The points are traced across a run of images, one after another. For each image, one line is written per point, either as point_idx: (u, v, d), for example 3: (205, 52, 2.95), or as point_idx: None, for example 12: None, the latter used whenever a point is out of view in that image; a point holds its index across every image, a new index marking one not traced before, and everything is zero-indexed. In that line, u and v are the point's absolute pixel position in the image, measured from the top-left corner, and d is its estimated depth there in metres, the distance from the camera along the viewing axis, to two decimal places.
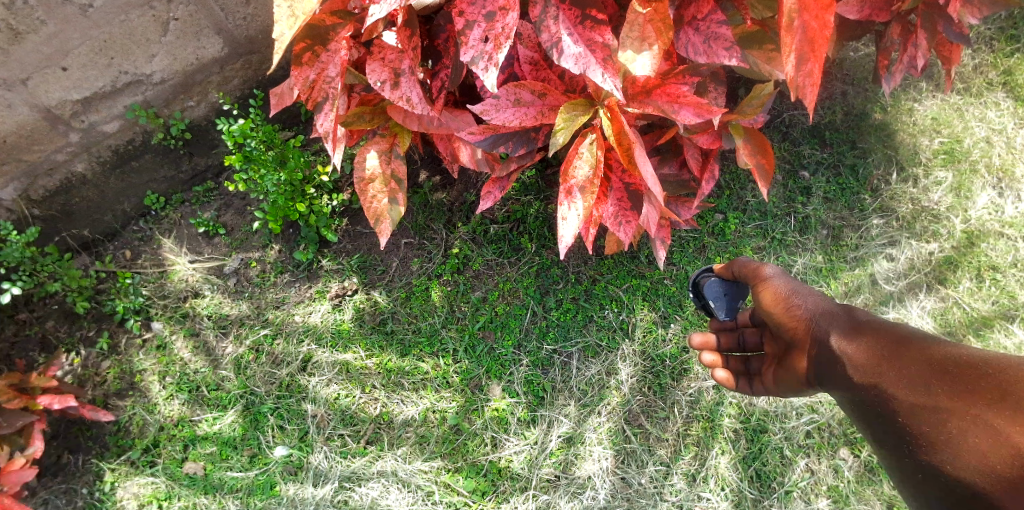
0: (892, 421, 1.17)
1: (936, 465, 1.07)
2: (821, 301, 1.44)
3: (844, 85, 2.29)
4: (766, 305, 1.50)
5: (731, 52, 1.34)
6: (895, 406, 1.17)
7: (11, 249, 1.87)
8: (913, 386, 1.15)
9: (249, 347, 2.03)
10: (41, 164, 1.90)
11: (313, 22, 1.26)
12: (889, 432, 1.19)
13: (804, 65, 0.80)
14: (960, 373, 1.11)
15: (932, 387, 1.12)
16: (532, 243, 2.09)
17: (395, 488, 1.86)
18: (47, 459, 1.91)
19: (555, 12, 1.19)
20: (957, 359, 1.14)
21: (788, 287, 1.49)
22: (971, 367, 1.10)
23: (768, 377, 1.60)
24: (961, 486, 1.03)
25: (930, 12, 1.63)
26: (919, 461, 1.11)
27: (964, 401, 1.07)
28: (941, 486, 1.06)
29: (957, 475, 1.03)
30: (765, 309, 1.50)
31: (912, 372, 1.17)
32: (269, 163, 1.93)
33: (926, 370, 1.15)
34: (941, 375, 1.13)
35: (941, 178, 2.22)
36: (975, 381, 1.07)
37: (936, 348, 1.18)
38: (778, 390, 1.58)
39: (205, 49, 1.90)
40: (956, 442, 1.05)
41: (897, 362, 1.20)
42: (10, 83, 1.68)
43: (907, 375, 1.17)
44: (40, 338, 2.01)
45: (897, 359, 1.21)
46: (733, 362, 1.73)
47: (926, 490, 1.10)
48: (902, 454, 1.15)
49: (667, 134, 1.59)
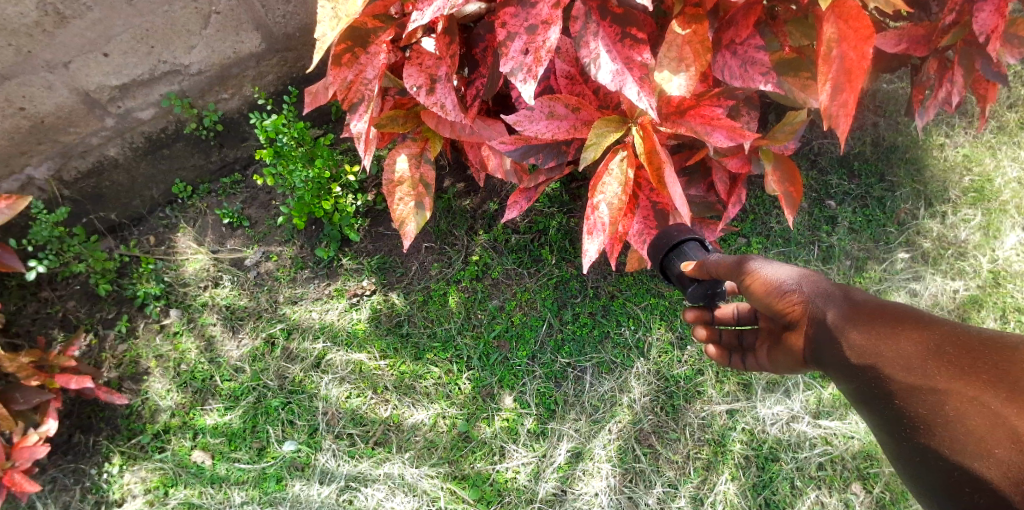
0: (887, 404, 1.04)
1: (932, 449, 0.95)
2: (808, 277, 1.25)
3: (876, 117, 2.28)
4: (750, 292, 1.27)
5: (767, 77, 1.35)
6: (891, 386, 1.04)
7: (40, 227, 1.92)
8: (910, 367, 1.02)
9: (265, 340, 2.04)
10: (76, 146, 1.94)
11: (355, 24, 1.28)
12: (886, 418, 1.04)
13: (841, 94, 1.15)
14: (959, 355, 1.00)
15: (929, 367, 1.00)
16: (552, 255, 2.09)
17: (400, 492, 1.86)
18: (58, 437, 1.93)
19: (596, 28, 1.18)
20: (956, 338, 1.03)
21: (771, 266, 1.26)
22: (971, 349, 1.00)
23: (763, 354, 1.50)
24: (958, 473, 0.91)
25: (969, 49, 1.60)
26: (916, 447, 0.98)
27: (963, 382, 0.95)
28: (937, 474, 0.94)
29: (954, 460, 0.92)
30: (750, 296, 1.28)
31: (907, 351, 1.04)
32: (299, 159, 1.96)
33: (925, 350, 1.03)
34: (937, 355, 1.01)
35: (970, 216, 2.19)
36: (977, 363, 0.97)
37: (935, 326, 1.07)
38: (773, 366, 1.47)
39: (243, 44, 1.93)
40: (954, 426, 0.93)
41: (891, 340, 1.08)
42: (53, 66, 1.72)
43: (902, 354, 1.04)
44: (61, 316, 2.04)
45: (891, 337, 1.08)
46: (727, 336, 1.64)
47: (923, 479, 0.98)
48: (897, 438, 1.02)
49: (697, 155, 1.60)
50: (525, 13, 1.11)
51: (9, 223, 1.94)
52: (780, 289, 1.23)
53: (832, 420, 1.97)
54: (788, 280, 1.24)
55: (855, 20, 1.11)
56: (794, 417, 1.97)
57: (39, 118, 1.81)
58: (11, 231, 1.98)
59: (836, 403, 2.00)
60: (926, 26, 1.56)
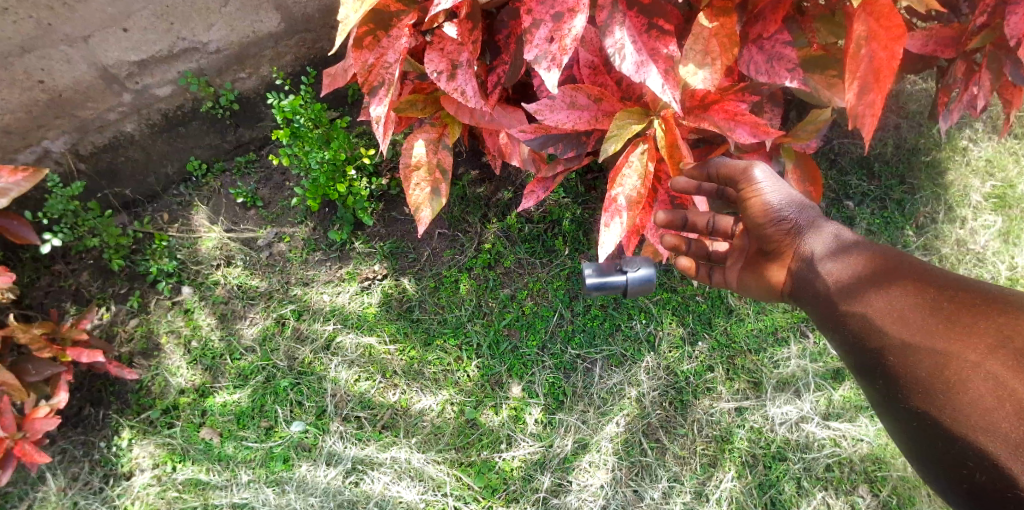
0: (882, 358, 1.17)
1: (931, 414, 1.07)
2: (806, 212, 1.36)
3: (898, 118, 2.24)
4: (751, 214, 1.36)
5: (794, 74, 1.32)
6: (887, 345, 1.16)
7: (55, 200, 1.92)
8: (907, 323, 1.14)
9: (276, 320, 2.05)
10: (92, 121, 1.94)
11: (378, 7, 1.28)
12: (879, 373, 1.18)
13: (868, 94, 1.14)
14: (956, 312, 1.12)
15: (927, 326, 1.12)
16: (566, 246, 2.09)
17: (407, 476, 1.87)
18: (69, 409, 1.95)
19: (622, 18, 1.16)
20: (951, 297, 1.14)
21: (777, 194, 1.35)
22: (967, 306, 1.12)
23: (734, 274, 1.54)
24: (961, 439, 1.02)
25: (998, 52, 1.57)
26: (913, 409, 1.11)
27: (963, 344, 1.07)
28: (936, 438, 1.07)
29: (955, 426, 1.03)
30: (747, 216, 1.37)
31: (904, 307, 1.16)
32: (315, 141, 1.96)
33: (920, 308, 1.15)
34: (935, 312, 1.13)
35: (990, 222, 2.17)
36: (975, 324, 1.08)
37: (929, 281, 1.19)
38: (743, 292, 1.54)
39: (262, 23, 1.92)
40: (954, 390, 1.05)
41: (888, 294, 1.19)
42: (73, 40, 1.71)
43: (899, 310, 1.16)
44: (73, 289, 2.05)
45: (889, 290, 1.20)
46: (696, 247, 1.55)
47: (917, 436, 1.11)
48: (893, 396, 1.16)
49: (717, 150, 1.58)
50: (551, 1, 1.09)
51: (25, 195, 1.95)
52: (779, 217, 1.34)
53: (842, 422, 1.96)
54: (789, 215, 1.34)
55: (887, 19, 1.08)
56: (804, 418, 1.96)
57: (58, 92, 1.81)
58: (27, 203, 1.99)
59: (847, 405, 1.99)
60: (956, 28, 1.52)
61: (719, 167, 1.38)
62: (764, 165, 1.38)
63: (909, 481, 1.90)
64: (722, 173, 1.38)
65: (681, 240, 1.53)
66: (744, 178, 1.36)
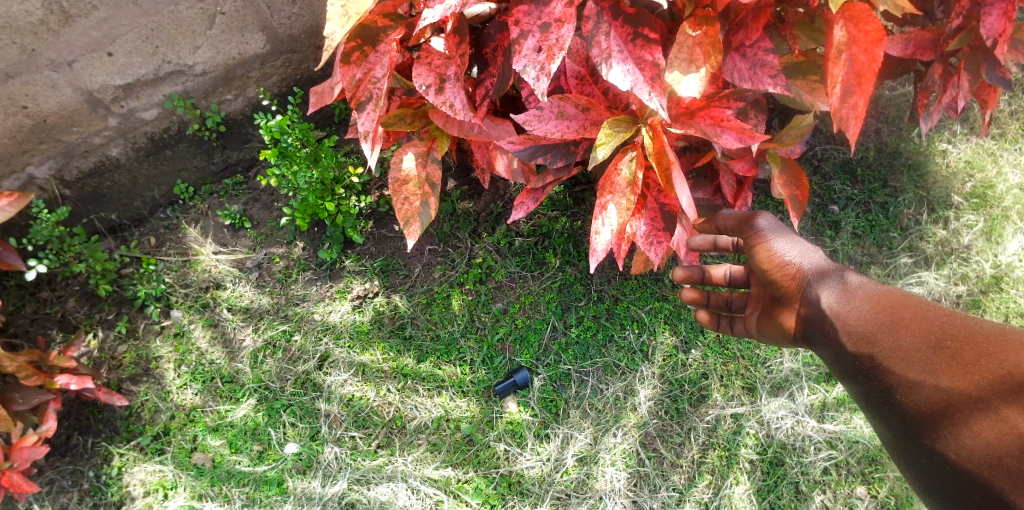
0: (891, 397, 1.21)
1: (939, 451, 1.12)
2: (809, 254, 1.42)
3: (878, 123, 2.28)
4: (758, 262, 1.44)
5: (777, 80, 1.35)
6: (893, 380, 1.20)
7: (41, 226, 1.89)
8: (911, 361, 1.18)
9: (267, 341, 2.03)
10: (78, 146, 1.92)
11: (366, 21, 1.27)
12: (887, 408, 1.23)
13: (852, 96, 1.14)
14: (959, 349, 1.14)
15: (931, 364, 1.15)
16: (556, 258, 2.09)
17: (404, 494, 1.85)
18: (57, 438, 1.91)
19: (608, 28, 1.18)
20: (955, 332, 1.17)
21: (781, 240, 1.44)
22: (971, 344, 1.14)
23: (752, 320, 1.61)
24: (970, 474, 1.07)
25: (975, 54, 1.60)
26: (922, 446, 1.16)
27: (966, 382, 1.09)
28: (946, 473, 1.12)
29: (964, 461, 1.08)
30: (753, 263, 1.47)
31: (908, 344, 1.19)
32: (303, 160, 1.95)
33: (923, 345, 1.17)
34: (938, 350, 1.16)
35: (972, 222, 2.20)
36: (976, 361, 1.11)
37: (932, 318, 1.21)
38: (760, 337, 1.61)
39: (248, 45, 1.93)
40: (958, 427, 1.09)
41: (893, 332, 1.22)
42: (56, 65, 1.70)
43: (902, 348, 1.19)
44: (60, 317, 2.02)
45: (892, 328, 1.22)
46: (716, 300, 1.75)
47: (930, 471, 1.16)
48: (903, 435, 1.20)
49: (705, 157, 1.61)
50: (538, 12, 1.11)
51: (9, 222, 1.93)
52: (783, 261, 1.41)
53: (837, 424, 1.97)
54: (792, 257, 1.41)
55: (865, 23, 1.10)
56: (801, 421, 1.97)
57: (42, 117, 1.79)
58: (12, 231, 1.97)
59: (841, 406, 1.99)
60: (934, 31, 1.55)
61: (725, 221, 1.53)
62: (768, 214, 1.49)
63: (905, 481, 1.92)
64: (728, 225, 1.52)
65: (700, 294, 1.76)
66: (749, 228, 1.47)
